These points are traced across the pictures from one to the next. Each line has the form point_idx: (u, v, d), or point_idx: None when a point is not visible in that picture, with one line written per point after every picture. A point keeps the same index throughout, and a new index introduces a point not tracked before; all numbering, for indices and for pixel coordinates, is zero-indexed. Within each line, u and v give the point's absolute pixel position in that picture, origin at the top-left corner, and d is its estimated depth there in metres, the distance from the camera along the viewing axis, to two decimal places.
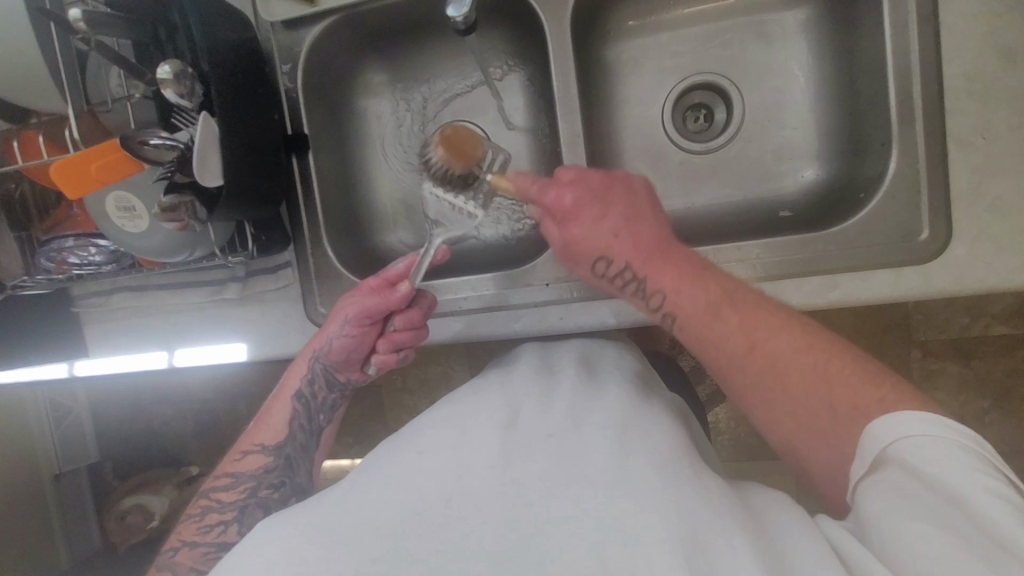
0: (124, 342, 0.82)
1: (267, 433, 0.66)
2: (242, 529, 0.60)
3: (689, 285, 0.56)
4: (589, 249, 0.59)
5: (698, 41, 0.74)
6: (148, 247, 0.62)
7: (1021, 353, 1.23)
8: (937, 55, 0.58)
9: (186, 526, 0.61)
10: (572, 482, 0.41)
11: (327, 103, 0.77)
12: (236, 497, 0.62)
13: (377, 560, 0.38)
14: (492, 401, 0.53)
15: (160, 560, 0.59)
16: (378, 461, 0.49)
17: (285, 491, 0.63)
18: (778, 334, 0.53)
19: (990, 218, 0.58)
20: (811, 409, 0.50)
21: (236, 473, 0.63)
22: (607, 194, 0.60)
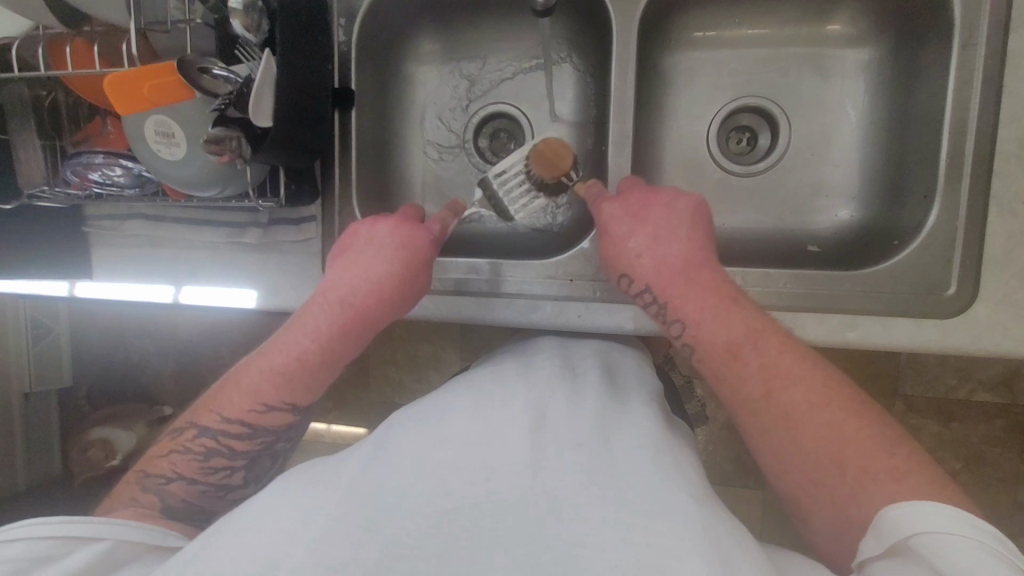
0: (129, 269, 0.80)
1: (302, 394, 0.62)
2: (247, 474, 0.64)
3: (721, 317, 0.55)
4: (619, 264, 0.61)
5: (756, 64, 0.74)
6: (183, 179, 0.60)
7: (999, 422, 1.26)
8: (995, 117, 0.58)
9: (182, 460, 0.60)
10: (595, 497, 0.42)
11: (376, 63, 0.76)
12: (250, 447, 0.62)
13: (400, 553, 0.38)
14: (513, 395, 0.53)
15: (146, 483, 0.59)
16: (399, 444, 0.48)
17: (292, 440, 0.66)
18: (801, 377, 0.52)
19: (1017, 285, 0.59)
20: (819, 463, 0.50)
21: (255, 426, 0.61)
22: (645, 210, 0.61)
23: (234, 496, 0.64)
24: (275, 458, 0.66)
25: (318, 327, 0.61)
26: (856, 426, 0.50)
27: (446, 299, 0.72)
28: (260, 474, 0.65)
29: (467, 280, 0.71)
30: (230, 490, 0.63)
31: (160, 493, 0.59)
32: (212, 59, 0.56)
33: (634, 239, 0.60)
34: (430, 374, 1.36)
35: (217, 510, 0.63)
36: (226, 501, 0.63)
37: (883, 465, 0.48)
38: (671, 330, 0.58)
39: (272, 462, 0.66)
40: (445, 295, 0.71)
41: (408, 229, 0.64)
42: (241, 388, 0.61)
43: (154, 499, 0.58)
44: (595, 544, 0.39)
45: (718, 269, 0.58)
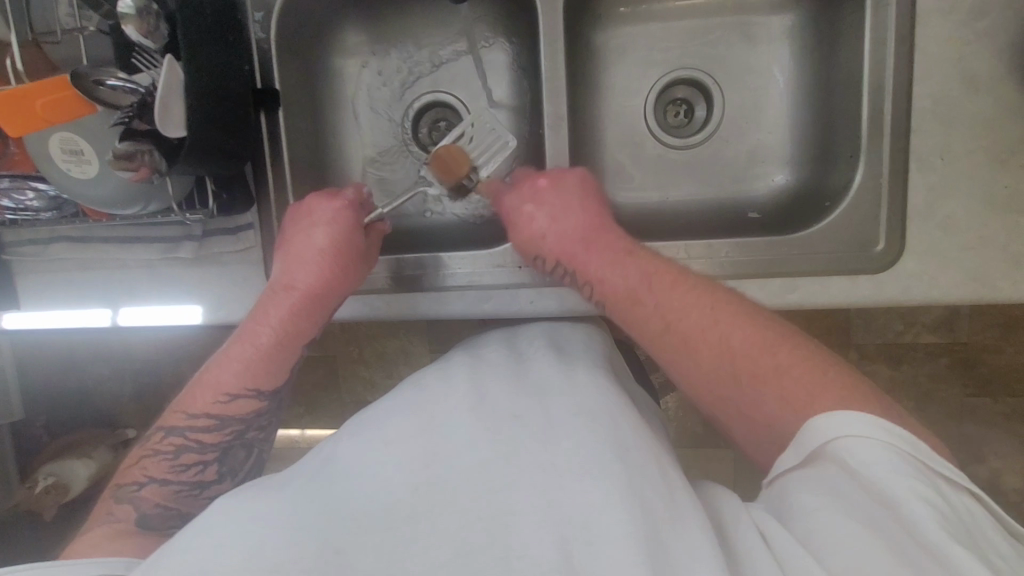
0: (60, 295, 0.76)
1: (265, 380, 0.63)
2: (222, 468, 0.62)
3: (622, 262, 0.60)
4: (528, 249, 0.66)
5: (686, 36, 0.74)
6: (101, 198, 0.57)
7: (943, 360, 1.34)
8: (910, 76, 0.60)
9: (153, 461, 0.60)
10: (534, 473, 0.42)
11: (301, 59, 0.73)
12: (219, 438, 0.62)
13: (340, 550, 0.39)
14: (459, 382, 0.53)
15: (120, 493, 0.59)
16: (345, 442, 0.49)
17: (267, 432, 0.64)
18: (691, 306, 0.55)
19: (940, 236, 0.62)
20: (720, 377, 0.53)
21: (222, 416, 0.61)
22: (541, 194, 0.65)
23: (211, 494, 0.61)
24: (250, 451, 0.64)
25: (269, 314, 0.63)
26: (729, 347, 0.53)
27: (397, 296, 0.71)
28: (237, 469, 0.63)
29: (416, 276, 0.70)
30: (205, 488, 0.61)
31: (134, 501, 0.58)
32: (108, 69, 0.51)
33: (540, 219, 0.65)
34: (401, 369, 1.35)
35: (193, 511, 0.60)
36: (204, 499, 0.61)
37: (783, 360, 0.51)
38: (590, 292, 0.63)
39: (248, 455, 0.64)
40: (396, 293, 0.70)
41: (338, 202, 0.66)
42: (204, 383, 0.62)
43: (129, 508, 0.58)
44: (536, 515, 0.40)
45: (614, 228, 0.63)
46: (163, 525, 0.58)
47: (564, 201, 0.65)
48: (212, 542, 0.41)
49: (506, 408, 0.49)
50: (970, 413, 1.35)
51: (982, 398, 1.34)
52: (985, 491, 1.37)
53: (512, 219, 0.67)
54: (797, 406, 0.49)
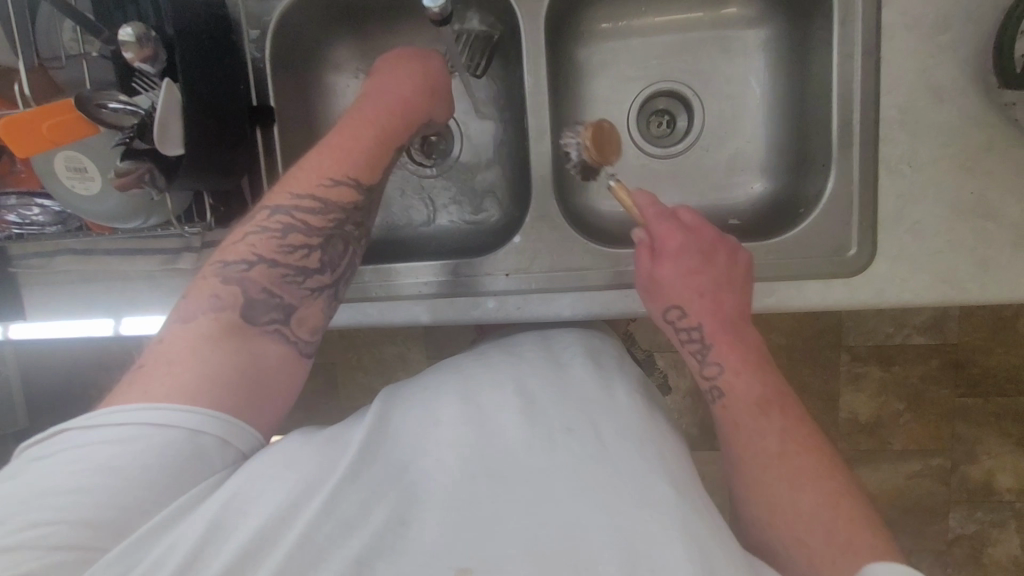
0: (64, 306, 0.79)
1: (362, 170, 0.61)
2: (322, 259, 0.59)
3: (748, 373, 0.60)
4: (667, 296, 0.63)
5: (666, 50, 0.77)
6: (103, 213, 0.60)
7: (934, 360, 1.35)
8: (876, 88, 0.63)
9: (258, 240, 0.57)
10: (591, 474, 0.45)
11: (294, 77, 0.75)
12: (323, 224, 0.59)
13: (408, 521, 0.44)
14: (506, 382, 0.56)
15: (226, 271, 0.55)
16: (408, 424, 0.52)
17: (361, 234, 0.63)
18: (786, 429, 0.57)
19: (909, 240, 0.64)
20: (803, 519, 0.52)
21: (326, 201, 0.59)
22: (711, 253, 0.63)
23: (311, 286, 0.59)
24: (348, 246, 0.61)
25: (365, 110, 0.63)
26: (785, 456, 0.55)
27: (389, 304, 0.73)
28: (337, 263, 0.61)
29: (404, 283, 0.73)
30: (307, 278, 0.58)
31: (241, 278, 0.55)
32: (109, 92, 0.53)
33: (684, 279, 0.62)
34: (399, 375, 1.37)
35: (296, 304, 0.58)
36: (307, 294, 0.58)
37: (823, 489, 0.53)
38: (704, 370, 0.62)
39: (346, 249, 0.61)
40: (388, 300, 0.73)
41: (419, 53, 0.68)
42: (303, 170, 0.60)
43: (237, 291, 0.55)
44: (606, 531, 0.42)
45: (752, 328, 0.63)
46: (266, 321, 0.56)
47: (720, 282, 0.62)
48: (280, 487, 0.44)
49: (556, 408, 0.52)
50: (961, 413, 1.37)
51: (973, 398, 1.36)
52: (979, 491, 1.38)
53: (664, 284, 0.63)
54: (839, 546, 0.50)
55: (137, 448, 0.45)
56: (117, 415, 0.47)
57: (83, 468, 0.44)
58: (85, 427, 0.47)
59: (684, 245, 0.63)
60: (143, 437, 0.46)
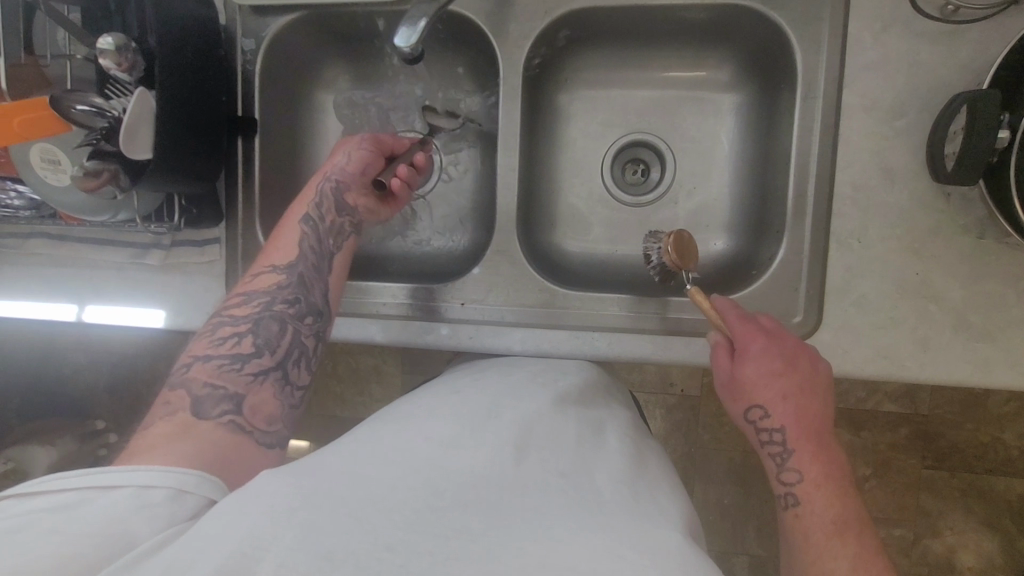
0: (32, 288, 0.80)
1: (278, 255, 0.67)
2: (257, 341, 0.62)
3: (827, 490, 0.58)
4: (748, 393, 0.61)
5: (643, 103, 0.79)
6: (71, 204, 0.62)
7: (903, 430, 1.35)
8: (832, 163, 0.65)
9: (198, 343, 0.62)
10: (587, 517, 0.47)
11: (283, 92, 0.78)
12: (249, 311, 0.64)
13: (393, 546, 0.42)
14: (499, 411, 0.58)
15: (173, 379, 0.59)
16: (396, 442, 0.53)
17: (300, 308, 0.66)
18: (858, 552, 0.55)
19: (854, 312, 0.65)
20: None
21: (248, 290, 0.65)
22: (795, 361, 0.60)
23: (252, 371, 0.61)
24: (284, 325, 0.64)
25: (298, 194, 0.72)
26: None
27: (346, 320, 0.74)
28: (273, 343, 0.63)
29: (363, 301, 0.75)
30: (246, 363, 0.61)
31: (185, 383, 0.58)
32: (81, 93, 0.55)
33: (765, 377, 0.60)
34: (371, 388, 1.37)
35: (244, 393, 0.59)
36: (250, 379, 0.60)
37: None
38: (782, 475, 0.60)
39: (281, 327, 0.64)
40: (346, 316, 0.74)
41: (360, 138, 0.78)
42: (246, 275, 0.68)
43: (182, 392, 0.57)
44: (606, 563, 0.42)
45: (837, 443, 0.60)
46: (216, 414, 0.57)
47: (801, 393, 0.60)
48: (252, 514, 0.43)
49: (541, 445, 0.54)
50: (927, 486, 1.36)
51: (940, 471, 1.35)
52: (939, 567, 1.36)
53: (749, 384, 0.61)
54: None
55: (79, 511, 0.45)
56: (57, 484, 0.47)
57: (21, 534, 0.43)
58: (28, 499, 0.47)
59: (770, 347, 0.60)
60: (87, 500, 0.46)
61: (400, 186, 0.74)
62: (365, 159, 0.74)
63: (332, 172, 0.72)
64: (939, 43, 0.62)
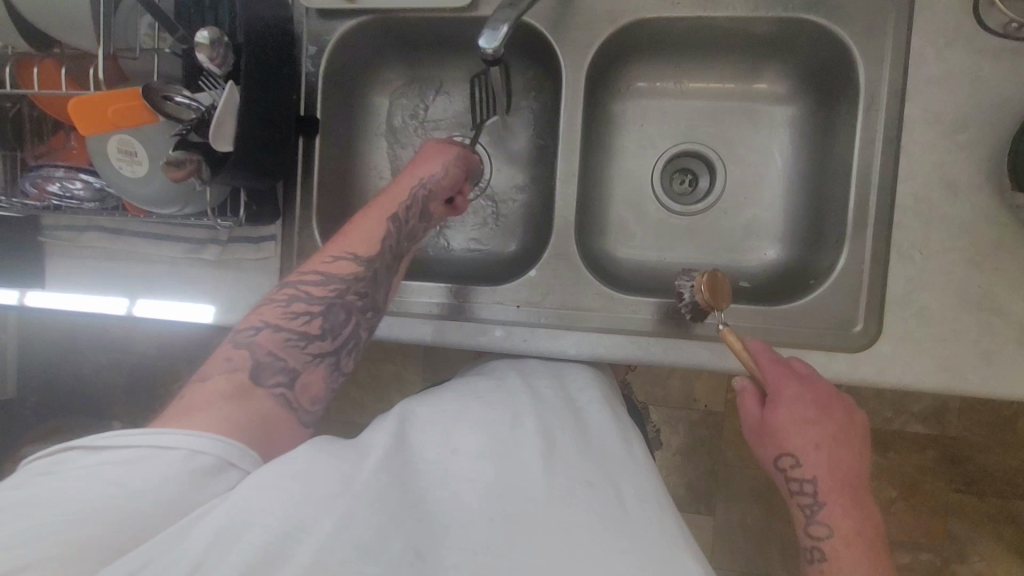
0: (81, 280, 0.80)
1: (361, 245, 0.64)
2: (324, 324, 0.60)
3: (858, 550, 0.56)
4: (781, 441, 0.60)
5: (696, 114, 0.80)
6: (144, 196, 0.62)
7: (932, 451, 1.34)
8: (894, 174, 0.65)
9: (268, 306, 0.60)
10: (613, 535, 0.45)
11: (342, 94, 0.79)
12: (325, 294, 0.61)
13: (423, 556, 0.42)
14: (523, 415, 0.56)
15: (238, 337, 0.57)
16: (424, 439, 0.52)
17: (367, 301, 0.63)
18: None
19: (915, 323, 0.65)
20: None
21: (327, 274, 0.62)
22: (829, 406, 0.60)
23: (313, 351, 0.59)
24: (350, 317, 0.62)
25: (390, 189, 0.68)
26: None
27: (399, 319, 0.75)
28: (338, 331, 0.61)
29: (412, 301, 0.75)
30: (310, 345, 0.59)
31: (249, 345, 0.57)
32: (176, 87, 0.56)
33: (800, 425, 0.59)
34: (392, 395, 1.37)
35: (300, 369, 0.58)
36: (310, 359, 0.59)
37: None
38: (810, 528, 0.58)
39: (347, 319, 0.62)
40: (400, 316, 0.75)
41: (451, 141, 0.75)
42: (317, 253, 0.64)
43: (244, 353, 0.56)
44: None
45: (874, 501, 0.58)
46: (270, 384, 0.56)
47: (836, 440, 0.59)
48: (283, 497, 0.42)
49: (564, 456, 0.52)
50: (954, 510, 1.34)
51: (968, 495, 1.33)
52: None
53: (780, 431, 0.60)
54: None
55: (116, 476, 0.45)
56: (121, 439, 0.48)
57: (58, 502, 0.43)
58: (91, 448, 0.47)
59: (802, 391, 0.60)
60: (143, 458, 0.46)
61: (462, 203, 0.74)
62: (452, 171, 0.71)
63: (427, 180, 0.69)
64: (1002, 59, 0.63)
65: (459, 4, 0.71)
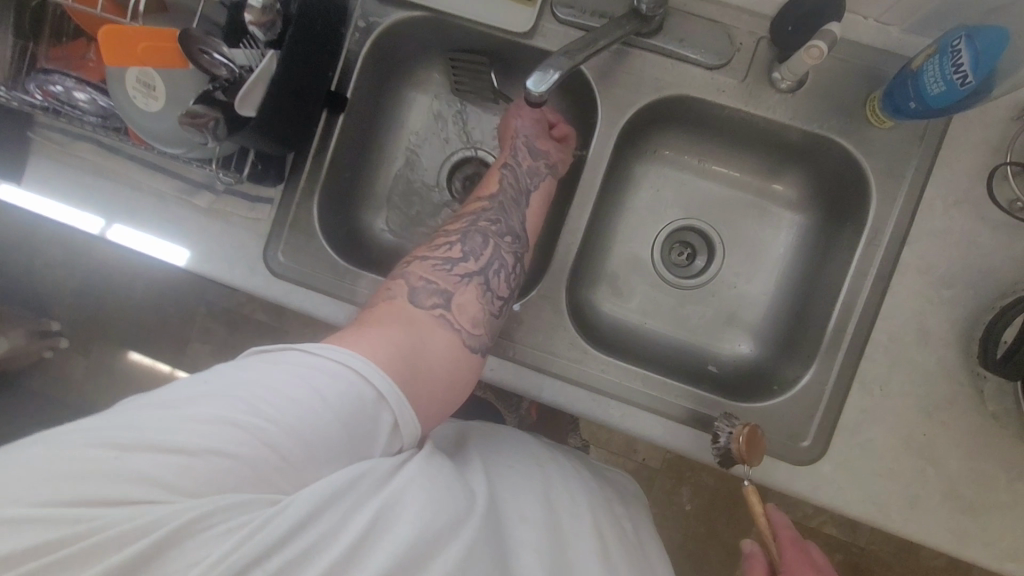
0: (59, 188, 0.76)
1: (483, 189, 0.72)
2: (464, 249, 0.64)
3: None
4: None
5: (711, 195, 0.82)
6: (150, 130, 0.60)
7: (838, 556, 1.39)
8: (876, 309, 0.68)
9: (418, 250, 0.64)
10: None
11: (378, 79, 0.79)
12: (458, 229, 0.67)
13: None
14: (579, 499, 0.60)
15: (395, 270, 0.61)
16: (503, 494, 0.55)
17: (501, 227, 0.68)
18: None
19: (858, 453, 0.68)
20: None
21: (454, 224, 0.68)
22: None
23: (460, 273, 0.62)
24: (487, 240, 0.66)
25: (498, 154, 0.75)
26: None
27: None
28: (478, 252, 0.64)
29: None
30: (455, 267, 0.62)
31: (405, 272, 0.60)
32: (217, 41, 0.56)
33: None
34: None
35: (451, 290, 0.59)
36: (458, 281, 0.61)
37: None
38: None
39: (484, 241, 0.66)
40: None
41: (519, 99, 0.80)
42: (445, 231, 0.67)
43: (399, 280, 0.58)
44: None
45: None
46: (429, 304, 0.57)
47: None
48: (420, 515, 0.44)
49: (596, 531, 0.58)
50: None
51: None
52: None
53: None
54: None
55: (271, 399, 0.42)
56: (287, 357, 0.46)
57: (207, 422, 0.40)
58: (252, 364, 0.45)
59: None
60: (290, 380, 0.44)
61: (558, 124, 0.76)
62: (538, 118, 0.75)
63: (520, 130, 0.75)
64: (1000, 231, 0.66)
65: (521, 29, 0.70)
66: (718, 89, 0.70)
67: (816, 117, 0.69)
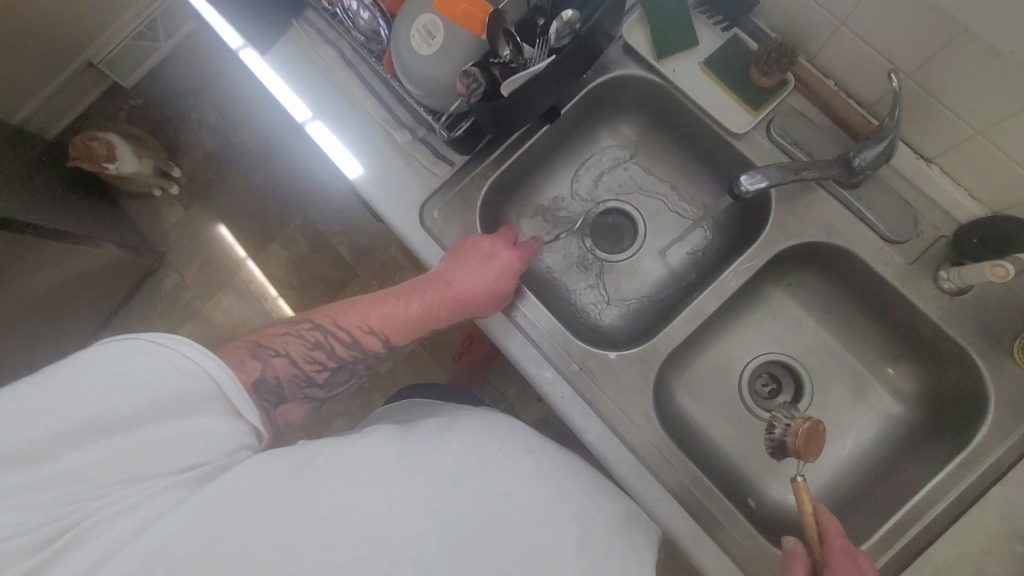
0: (292, 73, 0.84)
1: (393, 331, 0.67)
2: (325, 377, 0.64)
3: None
4: None
5: (821, 348, 0.84)
6: (412, 67, 0.68)
7: None
8: (946, 529, 0.67)
9: (270, 345, 0.60)
10: None
11: (586, 113, 0.86)
12: (345, 356, 0.64)
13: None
14: (597, 504, 0.57)
15: (258, 350, 0.59)
16: (500, 467, 0.53)
17: (371, 362, 0.68)
18: None
19: None
20: None
21: (361, 338, 0.65)
22: None
23: (305, 394, 0.63)
24: (349, 377, 0.67)
25: (443, 294, 0.69)
26: None
27: None
28: (331, 385, 0.66)
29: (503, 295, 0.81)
30: (306, 385, 0.63)
31: (266, 363, 0.58)
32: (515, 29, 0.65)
33: None
34: None
35: (287, 399, 0.61)
36: (300, 397, 0.63)
37: None
38: None
39: (347, 378, 0.67)
40: None
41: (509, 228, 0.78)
42: (366, 320, 0.65)
43: (256, 367, 0.57)
44: None
45: None
46: (264, 397, 0.57)
47: None
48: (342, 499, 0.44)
49: (584, 520, 0.54)
50: None
51: None
52: None
53: None
54: None
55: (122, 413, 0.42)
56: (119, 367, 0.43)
57: (83, 441, 0.41)
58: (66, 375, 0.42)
59: None
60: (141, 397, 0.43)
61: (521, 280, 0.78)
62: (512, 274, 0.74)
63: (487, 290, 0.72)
64: None
65: (735, 129, 0.77)
66: (884, 261, 0.74)
67: (964, 329, 0.71)
